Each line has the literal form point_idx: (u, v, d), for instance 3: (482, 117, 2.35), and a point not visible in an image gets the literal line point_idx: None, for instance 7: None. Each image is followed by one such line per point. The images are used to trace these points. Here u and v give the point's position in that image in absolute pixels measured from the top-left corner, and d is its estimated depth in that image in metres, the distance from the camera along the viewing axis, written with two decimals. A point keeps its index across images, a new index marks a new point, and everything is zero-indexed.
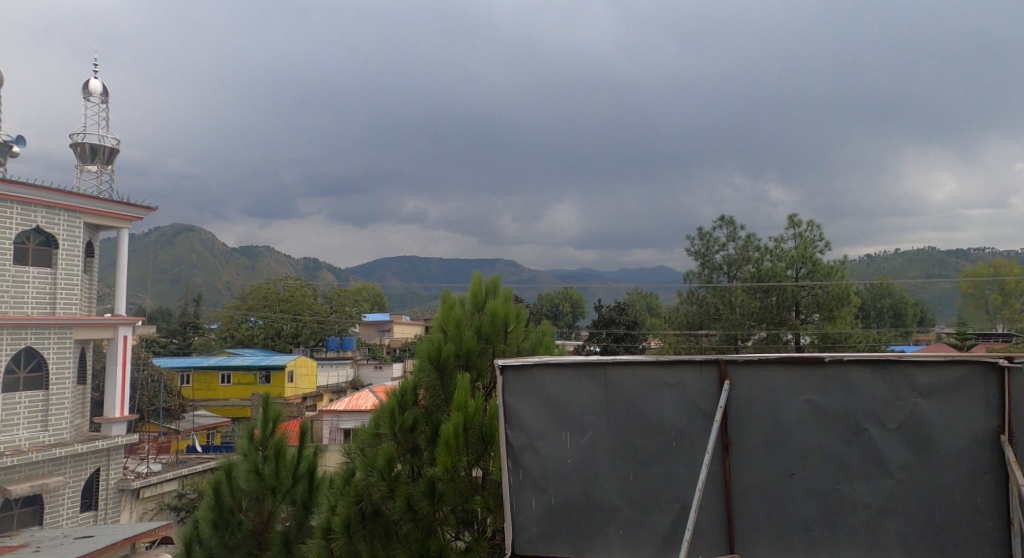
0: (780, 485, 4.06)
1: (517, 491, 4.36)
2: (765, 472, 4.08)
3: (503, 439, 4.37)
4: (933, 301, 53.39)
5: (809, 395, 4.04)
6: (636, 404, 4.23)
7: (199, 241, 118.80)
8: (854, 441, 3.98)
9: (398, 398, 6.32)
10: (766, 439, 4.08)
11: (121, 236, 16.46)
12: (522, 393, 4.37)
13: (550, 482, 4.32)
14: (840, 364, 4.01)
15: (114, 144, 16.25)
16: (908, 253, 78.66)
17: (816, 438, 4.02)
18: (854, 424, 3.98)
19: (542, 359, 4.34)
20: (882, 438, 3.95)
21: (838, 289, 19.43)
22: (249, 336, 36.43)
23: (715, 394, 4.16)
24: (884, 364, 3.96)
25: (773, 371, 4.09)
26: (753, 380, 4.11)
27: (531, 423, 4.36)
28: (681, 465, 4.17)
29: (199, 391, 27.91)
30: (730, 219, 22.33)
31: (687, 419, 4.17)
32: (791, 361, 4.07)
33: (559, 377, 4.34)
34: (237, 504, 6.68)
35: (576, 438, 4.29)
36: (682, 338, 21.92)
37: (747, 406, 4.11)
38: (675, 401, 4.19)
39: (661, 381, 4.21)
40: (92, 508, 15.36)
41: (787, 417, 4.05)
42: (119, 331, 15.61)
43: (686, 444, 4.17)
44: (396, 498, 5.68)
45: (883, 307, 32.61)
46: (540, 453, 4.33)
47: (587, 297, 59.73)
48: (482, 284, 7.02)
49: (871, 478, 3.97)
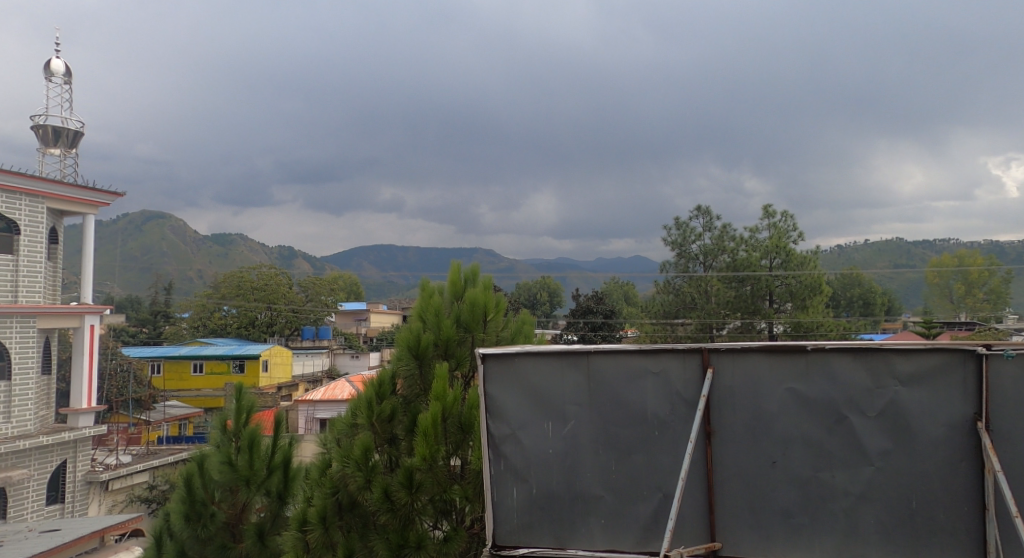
0: (761, 473, 4.07)
1: (498, 482, 4.35)
2: (747, 460, 4.09)
3: (483, 430, 4.35)
4: (902, 291, 54.21)
5: (790, 383, 4.06)
6: (618, 393, 4.22)
7: (170, 229, 117.33)
8: (836, 428, 4.00)
9: (376, 387, 6.27)
10: (748, 426, 4.09)
11: (87, 223, 16.19)
12: (503, 383, 4.35)
13: (531, 472, 4.31)
14: (822, 352, 4.03)
15: (79, 127, 15.99)
16: (878, 243, 79.62)
17: (798, 426, 4.04)
18: (836, 412, 4.00)
19: (523, 348, 4.32)
20: (863, 425, 3.98)
21: (811, 279, 19.87)
22: (222, 325, 36.06)
23: (698, 383, 4.15)
24: (865, 352, 3.98)
25: (756, 359, 4.09)
26: (736, 368, 4.11)
27: (512, 413, 4.34)
28: (662, 455, 4.17)
29: (171, 381, 27.59)
30: (707, 209, 22.40)
31: (670, 408, 4.17)
32: (774, 349, 4.07)
33: (540, 366, 4.32)
34: (209, 496, 6.62)
35: (558, 428, 4.28)
36: (658, 328, 21.86)
37: (730, 394, 4.11)
38: (658, 390, 4.19)
39: (644, 370, 4.20)
40: (59, 501, 15.20)
41: (768, 406, 4.07)
42: (86, 321, 15.37)
43: (669, 432, 4.17)
44: (372, 488, 5.64)
45: (852, 297, 33.00)
46: (521, 444, 4.32)
47: (563, 287, 59.84)
48: (461, 272, 6.98)
49: (851, 465, 3.99)
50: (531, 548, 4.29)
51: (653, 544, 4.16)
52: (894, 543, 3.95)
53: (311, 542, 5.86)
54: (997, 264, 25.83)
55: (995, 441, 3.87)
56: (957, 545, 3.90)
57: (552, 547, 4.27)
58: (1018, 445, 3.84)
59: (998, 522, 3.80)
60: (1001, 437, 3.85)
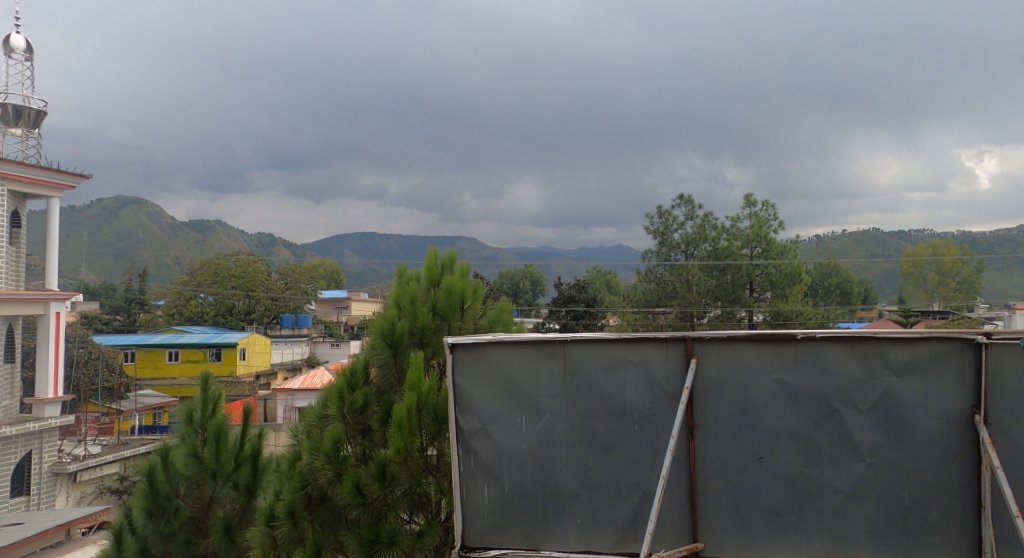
0: (746, 470, 3.93)
1: (468, 478, 4.18)
2: (731, 455, 3.95)
3: (453, 424, 4.18)
4: (878, 281, 54.70)
5: (778, 374, 3.91)
6: (596, 385, 4.06)
7: (146, 216, 115.99)
8: (825, 422, 3.87)
9: (348, 377, 6.08)
10: (733, 421, 3.95)
11: (51, 207, 15.83)
12: (473, 374, 4.18)
13: (502, 469, 4.15)
14: (812, 341, 3.88)
15: (41, 106, 15.61)
16: (856, 232, 80.25)
17: (786, 420, 3.90)
18: (825, 405, 3.87)
19: (494, 338, 4.15)
20: (854, 418, 3.85)
21: (790, 268, 19.92)
22: (198, 313, 35.53)
23: (681, 374, 4.00)
24: (857, 340, 3.85)
25: (742, 349, 3.94)
26: (720, 358, 3.96)
27: (484, 406, 4.17)
28: (642, 450, 4.02)
29: (145, 369, 27.19)
30: (690, 197, 22.29)
31: (651, 401, 4.02)
32: (762, 338, 3.92)
33: (513, 356, 4.15)
34: (174, 490, 6.44)
35: (533, 421, 4.12)
36: (639, 316, 21.75)
37: (714, 386, 3.97)
38: (638, 382, 4.03)
39: (623, 359, 4.04)
40: (24, 493, 14.97)
41: (755, 398, 3.93)
42: (51, 307, 15.18)
43: (649, 426, 4.01)
44: (343, 481, 5.47)
45: (830, 286, 33.16)
46: (492, 439, 4.15)
47: (546, 276, 59.75)
48: (438, 258, 6.81)
49: (842, 461, 3.86)
50: (503, 548, 4.14)
51: (632, 545, 4.01)
52: (883, 543, 3.82)
53: (279, 537, 5.70)
54: (970, 253, 25.98)
55: (993, 435, 3.74)
56: (952, 544, 3.78)
57: (525, 548, 4.11)
58: (1016, 441, 3.72)
59: (994, 521, 3.68)
60: (1000, 432, 3.73)
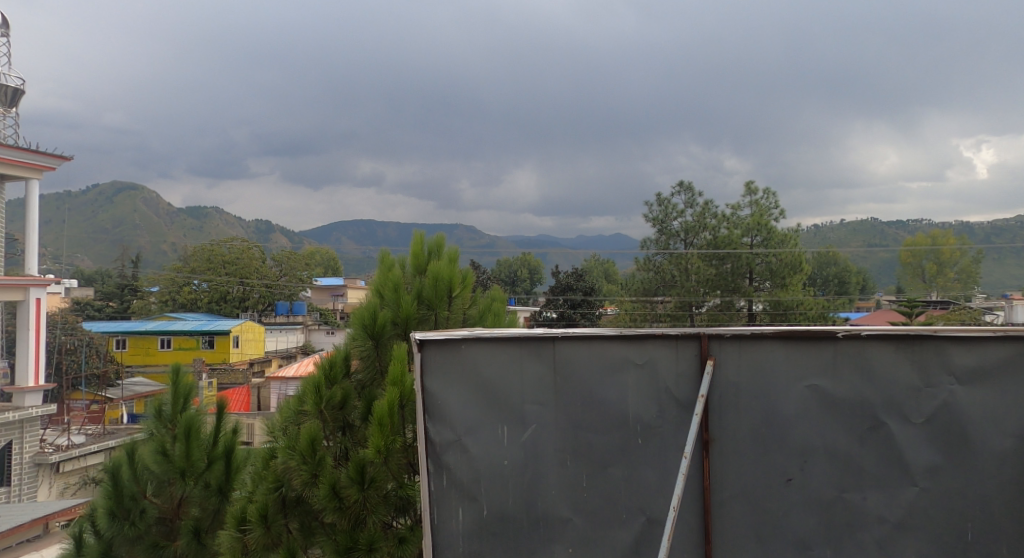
0: (773, 494, 3.44)
1: (439, 501, 3.58)
2: (755, 477, 3.45)
3: (420, 436, 3.57)
4: (876, 270, 54.57)
5: (812, 379, 3.44)
6: (592, 391, 3.55)
7: (142, 202, 115.79)
8: (868, 437, 3.41)
9: (326, 369, 5.63)
10: (757, 435, 3.46)
11: (28, 192, 15.55)
12: (446, 376, 3.59)
13: (480, 488, 3.57)
14: (856, 342, 3.43)
15: (18, 85, 15.32)
16: (853, 223, 79.57)
17: (821, 434, 3.42)
18: (870, 416, 3.41)
19: (472, 334, 3.58)
20: (903, 432, 3.40)
21: (791, 257, 19.47)
22: (193, 299, 35.29)
23: (693, 378, 3.51)
24: (910, 341, 3.40)
25: (771, 348, 3.46)
26: (741, 360, 3.48)
27: (456, 415, 3.58)
28: (645, 468, 3.52)
29: (136, 356, 26.82)
30: (690, 184, 21.83)
31: (657, 411, 3.52)
32: (794, 336, 3.45)
33: (494, 355, 3.59)
34: (141, 490, 6.12)
35: (516, 433, 3.57)
36: (637, 305, 21.57)
37: (734, 392, 3.48)
38: (643, 386, 3.53)
39: (625, 360, 3.54)
40: (5, 483, 14.80)
41: (785, 407, 3.44)
42: (31, 294, 15.12)
43: (655, 441, 3.52)
44: (320, 484, 5.10)
45: (828, 275, 32.66)
46: (468, 452, 3.57)
47: (543, 264, 59.48)
48: (424, 244, 6.41)
49: (889, 485, 3.40)
50: None
51: None
52: None
53: (250, 543, 5.32)
54: (969, 242, 25.66)
55: None
56: None
57: None
58: None
59: None
60: None
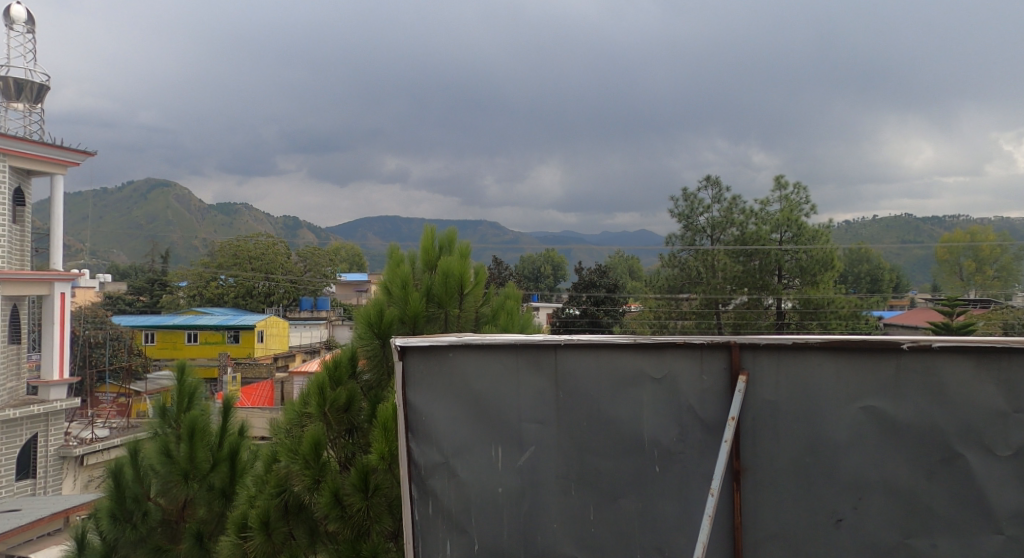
0: (819, 536, 3.08)
1: (426, 531, 3.31)
2: (797, 516, 3.10)
3: (405, 455, 3.31)
4: (910, 268, 53.48)
5: (868, 400, 3.07)
6: (601, 407, 3.21)
7: (172, 198, 117.14)
8: (937, 471, 3.02)
9: (331, 369, 5.35)
10: (798, 464, 3.10)
11: (54, 187, 15.46)
12: (433, 389, 3.32)
13: (472, 518, 3.29)
14: (925, 356, 3.04)
15: (44, 80, 15.30)
16: (885, 219, 78.06)
17: (873, 465, 3.06)
18: (940, 447, 3.02)
19: (461, 341, 3.29)
20: (983, 466, 2.99)
21: (822, 253, 18.81)
22: (219, 294, 35.33)
23: (725, 398, 3.15)
24: (992, 356, 2.99)
25: (816, 361, 3.10)
26: (777, 374, 3.12)
27: (445, 434, 3.31)
28: (667, 501, 3.17)
29: (163, 350, 26.96)
30: (717, 179, 21.31)
31: (679, 433, 3.17)
32: (845, 349, 3.07)
33: (489, 365, 3.29)
34: (144, 492, 5.93)
35: (512, 456, 3.27)
36: (662, 302, 21.02)
37: (771, 412, 3.12)
38: (661, 405, 3.18)
39: (641, 374, 3.19)
40: (30, 476, 14.83)
41: (833, 432, 3.08)
42: (55, 288, 15.03)
43: (678, 467, 3.17)
44: (321, 490, 4.84)
45: (861, 273, 31.95)
46: (457, 477, 3.30)
47: (567, 261, 59.05)
48: (436, 239, 6.14)
49: (961, 530, 3.01)
50: None
51: None
52: None
53: (248, 550, 5.10)
54: (1011, 238, 24.69)
55: None
56: None
57: None
58: None
59: None
60: None
